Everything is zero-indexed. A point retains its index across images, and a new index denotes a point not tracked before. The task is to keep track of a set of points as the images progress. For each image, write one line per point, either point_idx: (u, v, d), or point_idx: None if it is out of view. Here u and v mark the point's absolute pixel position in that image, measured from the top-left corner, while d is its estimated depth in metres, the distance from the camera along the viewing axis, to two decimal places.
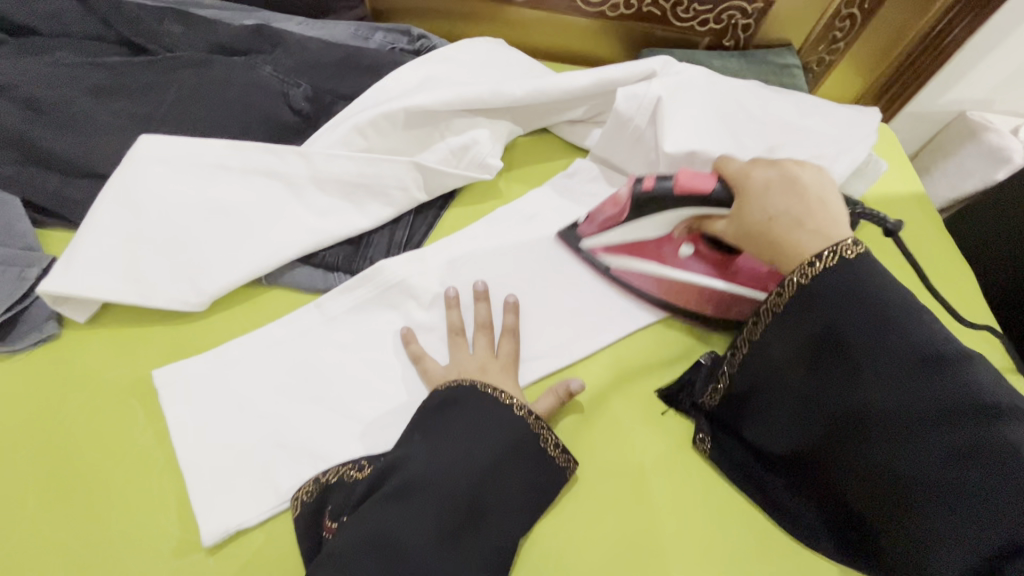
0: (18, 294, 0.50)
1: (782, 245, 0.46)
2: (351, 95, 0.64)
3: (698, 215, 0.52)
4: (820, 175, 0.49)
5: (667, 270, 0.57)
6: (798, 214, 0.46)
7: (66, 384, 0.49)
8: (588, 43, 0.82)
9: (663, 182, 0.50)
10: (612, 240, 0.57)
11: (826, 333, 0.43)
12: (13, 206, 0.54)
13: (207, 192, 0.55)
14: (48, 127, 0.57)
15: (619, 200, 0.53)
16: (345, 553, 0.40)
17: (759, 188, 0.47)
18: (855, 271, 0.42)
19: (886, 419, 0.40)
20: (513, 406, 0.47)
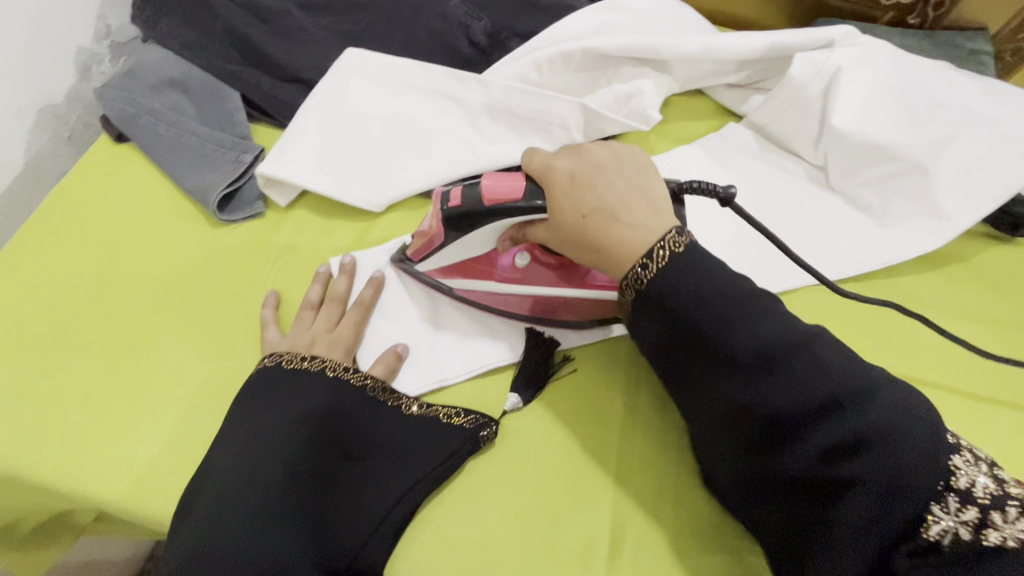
0: (237, 173, 0.59)
1: (603, 244, 0.45)
2: (526, 34, 0.68)
3: (519, 222, 0.50)
4: (641, 163, 0.48)
5: (505, 284, 0.55)
6: (613, 206, 0.45)
7: (266, 255, 0.57)
8: (755, 9, 0.80)
9: (473, 193, 0.48)
10: (440, 262, 0.55)
11: (681, 329, 0.42)
12: (234, 101, 0.63)
13: (395, 106, 0.61)
14: (266, 32, 0.65)
15: (434, 223, 0.51)
16: (182, 572, 0.41)
17: (564, 182, 0.47)
18: (695, 262, 0.42)
19: (762, 420, 0.39)
20: (323, 368, 0.49)
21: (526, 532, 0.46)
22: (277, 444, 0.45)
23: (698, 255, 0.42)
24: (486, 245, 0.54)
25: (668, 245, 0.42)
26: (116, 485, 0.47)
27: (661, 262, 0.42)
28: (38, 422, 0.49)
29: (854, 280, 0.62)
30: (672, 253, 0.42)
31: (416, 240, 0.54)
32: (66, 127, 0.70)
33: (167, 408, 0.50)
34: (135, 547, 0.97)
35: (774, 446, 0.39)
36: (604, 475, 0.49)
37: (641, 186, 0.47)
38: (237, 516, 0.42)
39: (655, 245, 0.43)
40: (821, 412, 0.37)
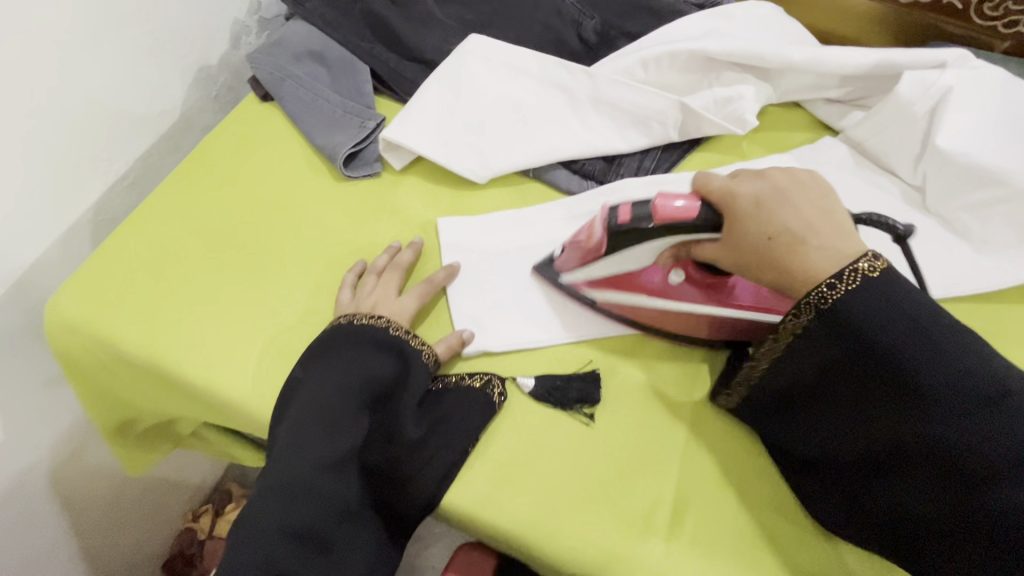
0: (361, 136, 0.66)
1: (782, 264, 0.44)
2: (633, 34, 0.72)
3: (682, 240, 0.49)
4: (815, 183, 0.47)
5: (655, 297, 0.54)
6: (798, 229, 0.44)
7: (377, 209, 0.64)
8: (860, 29, 0.81)
9: (643, 211, 0.48)
10: (592, 274, 0.55)
11: (868, 355, 0.41)
12: (363, 73, 0.70)
13: (508, 90, 0.67)
14: (398, 15, 0.72)
15: (597, 237, 0.51)
16: (263, 499, 0.47)
17: (747, 206, 0.45)
18: (889, 294, 0.41)
19: (938, 454, 0.40)
20: (388, 326, 0.52)
21: (588, 485, 0.50)
22: (334, 392, 0.49)
23: (899, 284, 0.41)
24: (642, 262, 0.53)
25: (862, 268, 0.41)
26: (240, 386, 0.54)
27: (850, 284, 0.41)
28: (177, 327, 0.57)
29: (940, 301, 0.62)
30: (865, 276, 0.41)
31: (572, 251, 0.55)
32: (214, 87, 0.80)
33: (282, 330, 0.57)
34: (208, 471, 1.06)
35: (973, 486, 0.39)
36: (655, 450, 0.51)
37: (825, 212, 0.45)
38: (310, 435, 0.47)
39: (845, 269, 0.41)
40: (1001, 455, 0.38)
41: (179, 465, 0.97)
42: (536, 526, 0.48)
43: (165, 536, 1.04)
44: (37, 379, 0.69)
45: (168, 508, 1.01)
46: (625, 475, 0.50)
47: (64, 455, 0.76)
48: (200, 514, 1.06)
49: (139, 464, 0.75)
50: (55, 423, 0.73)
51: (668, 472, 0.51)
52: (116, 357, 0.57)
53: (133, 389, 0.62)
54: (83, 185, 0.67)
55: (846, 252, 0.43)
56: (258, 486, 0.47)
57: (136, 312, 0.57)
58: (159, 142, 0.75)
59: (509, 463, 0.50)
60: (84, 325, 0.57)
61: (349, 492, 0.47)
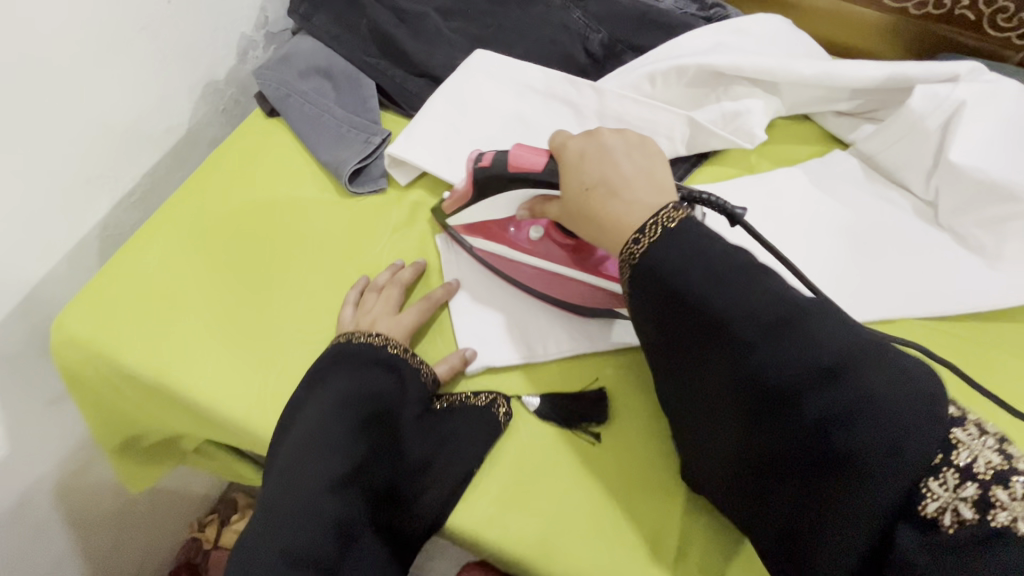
0: (367, 152, 0.65)
1: (586, 210, 0.48)
2: (640, 48, 0.72)
3: (538, 193, 0.54)
4: (641, 145, 0.50)
5: (517, 250, 0.59)
6: (613, 184, 0.48)
7: (382, 225, 0.64)
8: (871, 40, 0.80)
9: (500, 159, 0.54)
10: (468, 220, 0.60)
11: (683, 300, 0.42)
12: (369, 89, 0.70)
13: (514, 105, 0.66)
14: (405, 30, 0.72)
15: (466, 180, 0.57)
16: (267, 519, 0.46)
17: (573, 159, 0.51)
18: (689, 235, 0.43)
19: (762, 387, 0.40)
20: (386, 345, 0.52)
21: (594, 508, 0.49)
22: (339, 407, 0.49)
23: (693, 223, 0.43)
24: (508, 213, 0.58)
25: (661, 220, 0.44)
26: (244, 406, 0.54)
27: (652, 236, 0.44)
28: (183, 345, 0.57)
29: (954, 318, 0.61)
30: (664, 228, 0.43)
31: (452, 196, 0.59)
32: (221, 101, 0.80)
33: (287, 348, 0.57)
34: (213, 482, 1.06)
35: (783, 410, 0.39)
36: (663, 473, 0.51)
37: (648, 171, 0.48)
38: (309, 456, 0.47)
39: (645, 222, 0.44)
40: (814, 375, 0.38)
41: (185, 476, 0.98)
42: (543, 551, 0.47)
43: (170, 548, 1.04)
44: (45, 395, 0.69)
45: (174, 520, 1.01)
46: (632, 499, 0.49)
47: (71, 468, 0.76)
48: (206, 524, 1.06)
49: (144, 479, 0.75)
50: (62, 437, 0.73)
51: (676, 496, 0.50)
52: (123, 374, 0.57)
53: (138, 406, 0.62)
54: (91, 202, 0.68)
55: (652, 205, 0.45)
56: (259, 512, 0.46)
57: (143, 330, 0.58)
58: (166, 157, 0.75)
59: (516, 485, 0.50)
60: (92, 344, 0.57)
61: (350, 510, 0.46)
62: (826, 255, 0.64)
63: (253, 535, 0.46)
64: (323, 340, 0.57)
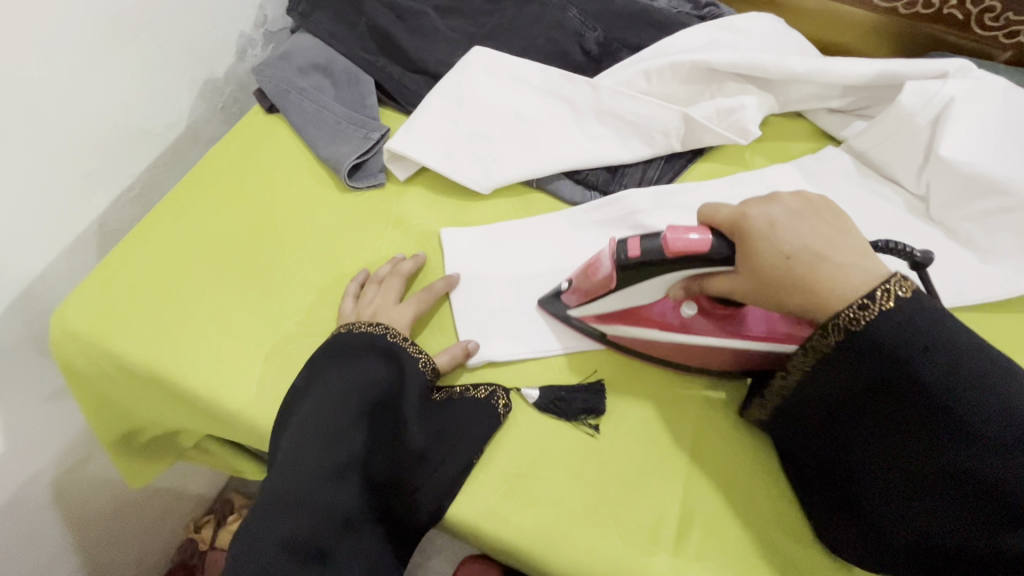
0: (365, 147, 0.66)
1: (814, 286, 0.42)
2: (635, 46, 0.73)
3: (698, 272, 0.47)
4: (827, 205, 0.46)
5: (667, 331, 0.52)
6: (813, 247, 0.43)
7: (380, 219, 0.64)
8: (862, 40, 0.81)
9: (651, 244, 0.46)
10: (600, 309, 0.53)
11: (911, 384, 0.41)
12: (368, 86, 0.71)
13: (512, 101, 0.67)
14: (403, 27, 0.72)
15: (604, 269, 0.49)
16: (264, 507, 0.47)
17: (763, 228, 0.44)
18: (920, 313, 0.41)
19: (967, 479, 0.39)
20: (385, 333, 0.52)
21: (594, 498, 0.49)
22: (338, 400, 0.49)
23: (929, 307, 0.41)
24: (653, 294, 0.51)
25: (893, 289, 0.41)
26: (242, 397, 0.54)
27: (884, 304, 0.41)
28: (181, 337, 0.57)
29: (947, 311, 0.62)
30: (897, 299, 0.41)
31: (576, 288, 0.53)
32: (220, 99, 0.81)
33: (286, 341, 0.57)
34: (210, 481, 1.06)
35: (991, 510, 0.39)
36: (660, 463, 0.51)
37: (836, 230, 0.45)
38: (307, 446, 0.48)
39: (877, 290, 0.41)
40: (1002, 461, 0.38)
41: (182, 475, 0.97)
42: (541, 540, 0.47)
43: (166, 548, 1.03)
44: (42, 390, 0.69)
45: (170, 520, 1.01)
46: (630, 489, 0.50)
47: (69, 465, 0.76)
48: (203, 525, 1.06)
49: (142, 476, 0.75)
50: (59, 433, 0.73)
51: (672, 485, 0.50)
52: (120, 367, 0.57)
53: (135, 399, 0.62)
54: (91, 198, 0.68)
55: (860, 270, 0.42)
56: (260, 494, 0.48)
57: (140, 322, 0.58)
58: (165, 154, 0.76)
59: (515, 475, 0.50)
60: (88, 335, 0.57)
61: (350, 500, 0.47)
62: None
63: (249, 522, 0.47)
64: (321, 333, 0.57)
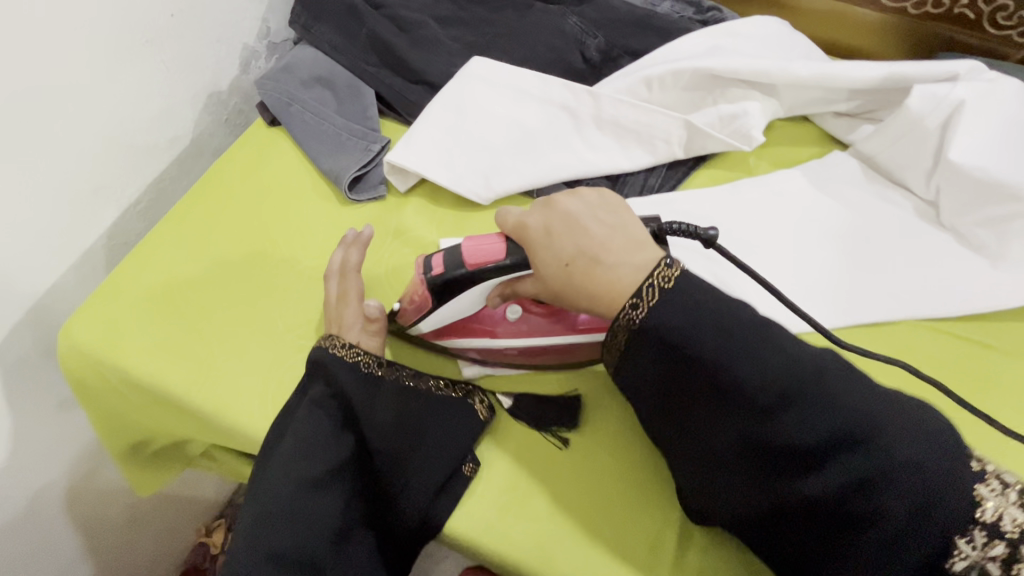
0: (366, 159, 0.66)
1: (589, 288, 0.46)
2: (637, 52, 0.72)
3: (504, 279, 0.51)
4: (589, 201, 0.49)
5: (508, 338, 0.56)
6: (590, 250, 0.46)
7: (381, 231, 0.64)
8: (871, 41, 0.79)
9: (452, 258, 0.50)
10: (435, 326, 0.55)
11: (709, 371, 0.42)
12: (369, 97, 0.71)
13: (511, 111, 0.67)
14: (404, 38, 0.73)
15: (420, 290, 0.51)
16: (247, 527, 0.46)
17: (540, 236, 0.48)
18: (687, 294, 0.43)
19: (786, 452, 0.40)
20: (356, 358, 0.51)
21: (592, 510, 0.49)
22: (326, 415, 0.49)
23: (692, 286, 0.43)
24: (477, 305, 0.55)
25: (658, 280, 0.43)
26: (244, 410, 0.55)
27: (652, 300, 0.43)
28: (183, 351, 0.58)
29: (958, 319, 0.60)
30: (661, 288, 0.43)
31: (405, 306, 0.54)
32: (225, 111, 0.82)
33: (286, 355, 0.57)
34: (220, 487, 1.07)
35: (802, 473, 0.40)
36: (660, 475, 0.51)
37: (612, 227, 0.47)
38: (297, 462, 0.47)
39: (643, 285, 0.43)
40: (792, 421, 0.40)
41: (191, 482, 0.98)
42: (542, 553, 0.48)
43: (178, 552, 1.04)
44: (54, 401, 0.71)
45: (182, 525, 1.02)
46: (628, 501, 0.50)
47: (80, 473, 0.77)
48: (213, 529, 1.07)
49: (151, 484, 0.76)
50: (70, 442, 0.74)
51: (671, 498, 0.50)
52: (126, 380, 0.58)
53: (142, 411, 0.63)
54: (97, 212, 0.69)
55: (647, 266, 0.44)
56: (245, 516, 0.47)
57: (145, 337, 0.59)
58: (170, 167, 0.77)
59: (513, 489, 0.50)
60: (95, 349, 0.58)
61: (337, 511, 0.47)
62: (826, 256, 0.64)
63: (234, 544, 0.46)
64: None
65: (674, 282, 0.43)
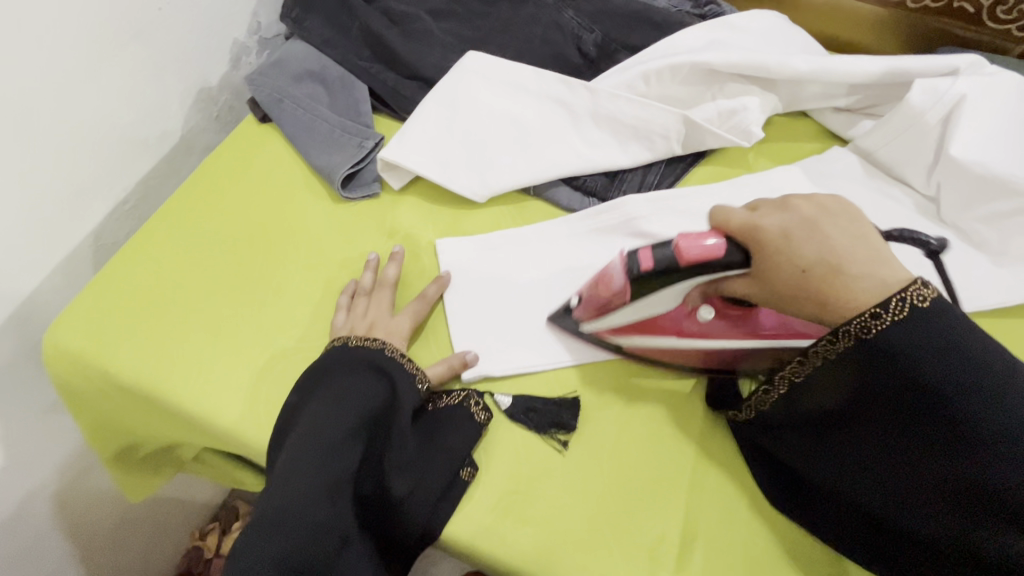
0: (359, 156, 0.65)
1: (833, 302, 0.39)
2: (634, 47, 0.71)
3: (710, 279, 0.44)
4: (826, 201, 0.43)
5: (686, 338, 0.51)
6: (833, 259, 0.40)
7: (374, 230, 0.63)
8: (870, 35, 0.79)
9: (663, 252, 0.42)
10: (613, 323, 0.51)
11: (933, 400, 0.38)
12: (361, 93, 0.70)
13: (507, 107, 0.66)
14: (396, 32, 0.71)
15: (614, 283, 0.46)
16: (255, 525, 0.44)
17: (775, 239, 0.41)
18: (932, 323, 0.37)
19: (995, 497, 0.37)
20: (385, 347, 0.51)
21: (591, 513, 0.48)
22: (338, 413, 0.47)
23: (943, 313, 0.38)
24: (670, 304, 0.48)
25: (911, 297, 0.37)
26: (234, 413, 0.54)
27: (897, 314, 0.38)
28: (172, 354, 0.56)
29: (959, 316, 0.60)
30: (914, 308, 0.38)
31: (587, 300, 0.50)
32: (214, 107, 0.80)
33: (277, 357, 0.56)
34: (215, 490, 1.05)
35: (1009, 519, 0.37)
36: (660, 477, 0.50)
37: (855, 235, 0.41)
38: (304, 460, 0.45)
39: (891, 297, 0.38)
40: (1020, 470, 0.36)
41: (185, 484, 0.97)
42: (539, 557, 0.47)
43: (172, 556, 1.03)
44: (41, 404, 0.69)
45: (175, 528, 1.01)
46: (628, 504, 0.49)
47: (69, 477, 0.76)
48: (208, 532, 1.06)
49: (142, 488, 0.75)
50: (58, 447, 0.73)
51: (672, 501, 0.49)
52: (114, 384, 0.57)
53: (131, 415, 0.61)
54: (84, 212, 0.68)
55: (887, 277, 0.39)
56: (255, 512, 0.45)
57: (133, 339, 0.57)
58: (159, 165, 0.75)
59: (511, 493, 0.49)
60: (80, 353, 0.57)
61: (343, 514, 0.44)
62: None
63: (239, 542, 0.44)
64: (312, 348, 0.56)
65: (926, 303, 0.38)
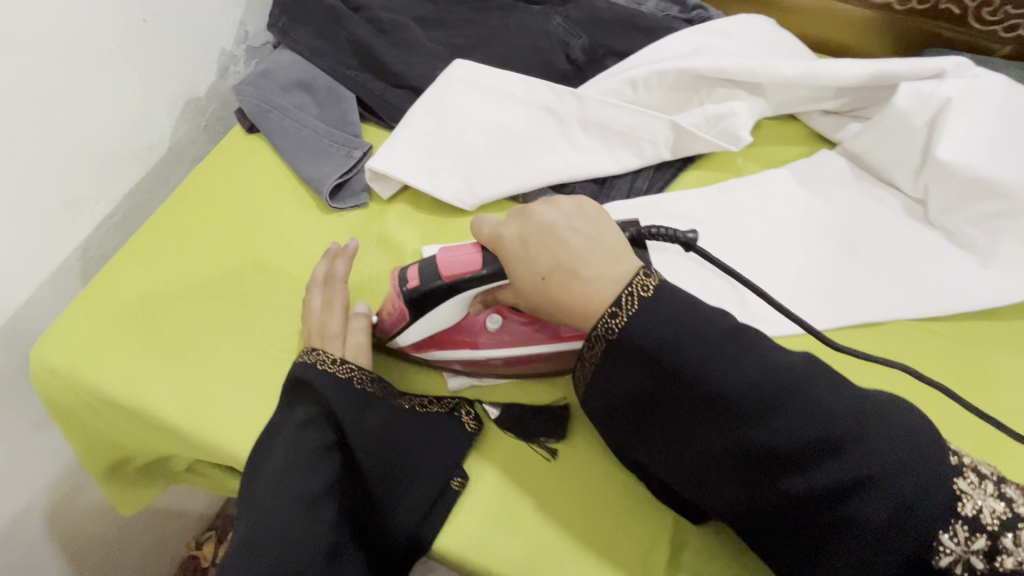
0: (348, 166, 0.65)
1: (573, 302, 0.45)
2: (622, 53, 0.71)
3: (486, 289, 0.51)
4: (587, 216, 0.49)
5: (488, 350, 0.54)
6: (568, 262, 0.46)
7: (363, 239, 0.63)
8: (858, 36, 0.79)
9: (427, 270, 0.49)
10: (414, 338, 0.54)
11: (679, 376, 0.42)
12: (349, 102, 0.70)
13: (494, 114, 0.66)
14: (384, 41, 0.71)
15: (396, 304, 0.51)
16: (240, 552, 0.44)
17: (515, 247, 0.48)
18: (666, 302, 0.43)
19: (765, 456, 0.40)
20: (314, 363, 0.50)
21: (583, 522, 0.48)
22: (309, 431, 0.47)
23: (670, 295, 0.43)
24: (457, 315, 0.54)
25: (636, 288, 0.43)
26: (224, 426, 0.54)
27: (630, 308, 0.43)
28: (159, 367, 0.56)
29: (950, 319, 0.60)
30: (640, 297, 0.43)
31: (386, 319, 0.53)
32: (202, 118, 0.80)
33: (266, 369, 0.56)
34: (211, 500, 1.05)
35: (786, 468, 0.40)
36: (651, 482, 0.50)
37: (591, 236, 0.47)
38: (285, 483, 0.45)
39: (622, 295, 0.43)
40: (763, 424, 0.40)
41: (180, 495, 0.96)
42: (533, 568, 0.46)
43: (168, 566, 1.03)
44: (31, 420, 0.69)
45: (171, 538, 1.00)
46: (619, 511, 0.49)
47: (63, 491, 0.75)
48: (204, 542, 1.05)
49: (136, 501, 0.74)
50: (50, 462, 0.72)
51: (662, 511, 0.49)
52: (102, 399, 0.57)
53: (121, 429, 0.61)
54: (70, 225, 0.67)
55: (620, 273, 0.45)
56: (238, 539, 0.44)
57: (121, 354, 0.57)
58: (147, 176, 0.75)
59: (502, 505, 0.49)
60: (69, 368, 0.57)
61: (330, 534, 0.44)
62: (815, 258, 0.63)
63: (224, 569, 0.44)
64: None
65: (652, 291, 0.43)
